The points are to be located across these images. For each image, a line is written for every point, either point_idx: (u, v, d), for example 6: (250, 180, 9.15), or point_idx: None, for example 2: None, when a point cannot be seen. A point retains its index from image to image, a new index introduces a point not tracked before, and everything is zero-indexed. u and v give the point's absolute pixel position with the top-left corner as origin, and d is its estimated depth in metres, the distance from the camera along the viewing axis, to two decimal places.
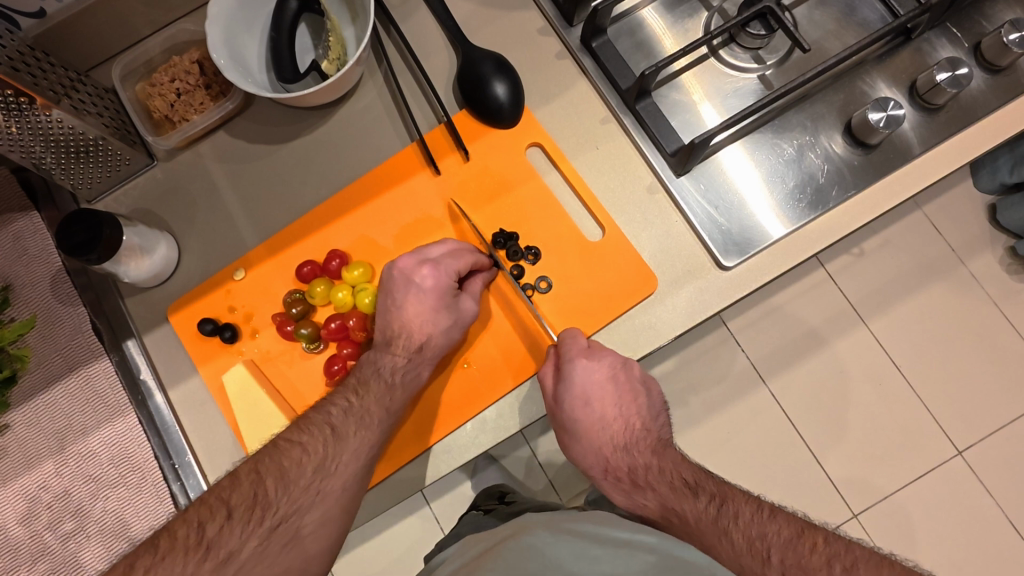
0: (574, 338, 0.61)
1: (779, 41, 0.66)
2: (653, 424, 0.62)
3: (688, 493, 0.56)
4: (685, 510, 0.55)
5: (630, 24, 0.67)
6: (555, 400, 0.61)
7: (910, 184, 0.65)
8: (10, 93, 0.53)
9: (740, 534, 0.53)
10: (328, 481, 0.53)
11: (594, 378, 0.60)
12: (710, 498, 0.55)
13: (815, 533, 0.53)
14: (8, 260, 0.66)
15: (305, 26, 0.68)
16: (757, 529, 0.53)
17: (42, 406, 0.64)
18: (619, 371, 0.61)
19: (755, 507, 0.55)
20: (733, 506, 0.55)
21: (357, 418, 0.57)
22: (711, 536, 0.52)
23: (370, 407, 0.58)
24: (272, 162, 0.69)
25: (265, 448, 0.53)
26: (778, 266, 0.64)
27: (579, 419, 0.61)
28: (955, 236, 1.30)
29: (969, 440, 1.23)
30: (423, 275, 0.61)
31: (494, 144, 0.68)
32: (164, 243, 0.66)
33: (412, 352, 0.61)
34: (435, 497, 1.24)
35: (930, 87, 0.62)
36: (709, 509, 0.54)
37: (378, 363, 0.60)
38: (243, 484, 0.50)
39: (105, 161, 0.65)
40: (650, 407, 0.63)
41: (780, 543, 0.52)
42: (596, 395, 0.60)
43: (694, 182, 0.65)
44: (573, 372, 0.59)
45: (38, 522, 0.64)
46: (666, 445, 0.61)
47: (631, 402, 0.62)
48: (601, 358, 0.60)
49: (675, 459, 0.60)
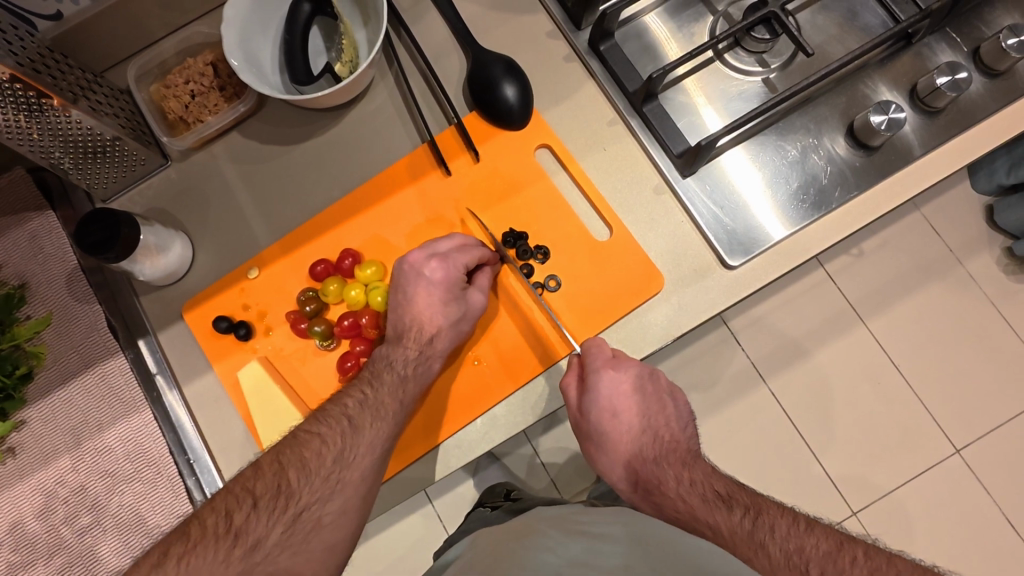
0: (598, 348, 0.62)
1: (783, 45, 0.67)
2: (681, 435, 0.63)
3: (721, 505, 0.57)
4: (720, 523, 0.55)
5: (637, 27, 0.69)
6: (580, 411, 0.63)
7: (910, 185, 0.66)
8: (32, 93, 0.54)
9: (778, 549, 0.53)
10: (347, 472, 0.54)
11: (621, 389, 0.61)
12: (745, 510, 0.56)
13: (853, 548, 0.54)
14: (25, 258, 0.68)
15: (318, 29, 0.69)
16: (794, 542, 0.54)
17: (58, 402, 0.65)
18: (646, 381, 0.63)
19: (791, 520, 0.56)
20: (768, 519, 0.56)
21: (372, 410, 0.58)
22: (747, 550, 0.53)
23: (385, 399, 0.59)
24: (285, 163, 0.70)
25: (285, 440, 0.55)
26: (778, 269, 0.65)
27: (606, 431, 0.62)
28: (953, 236, 1.32)
29: (966, 438, 1.25)
30: (432, 268, 0.62)
31: (503, 145, 0.69)
32: (179, 242, 0.67)
33: (423, 345, 0.62)
34: (438, 496, 1.25)
35: (930, 91, 0.64)
36: (745, 522, 0.55)
37: (391, 357, 0.62)
38: (267, 475, 0.52)
39: (121, 161, 0.66)
40: (678, 416, 0.65)
41: (818, 556, 0.53)
42: (623, 406, 0.62)
43: (699, 183, 0.66)
44: (599, 383, 0.60)
45: (55, 517, 0.65)
46: (697, 456, 0.62)
47: (657, 411, 0.63)
48: (627, 369, 0.62)
49: (705, 470, 0.60)
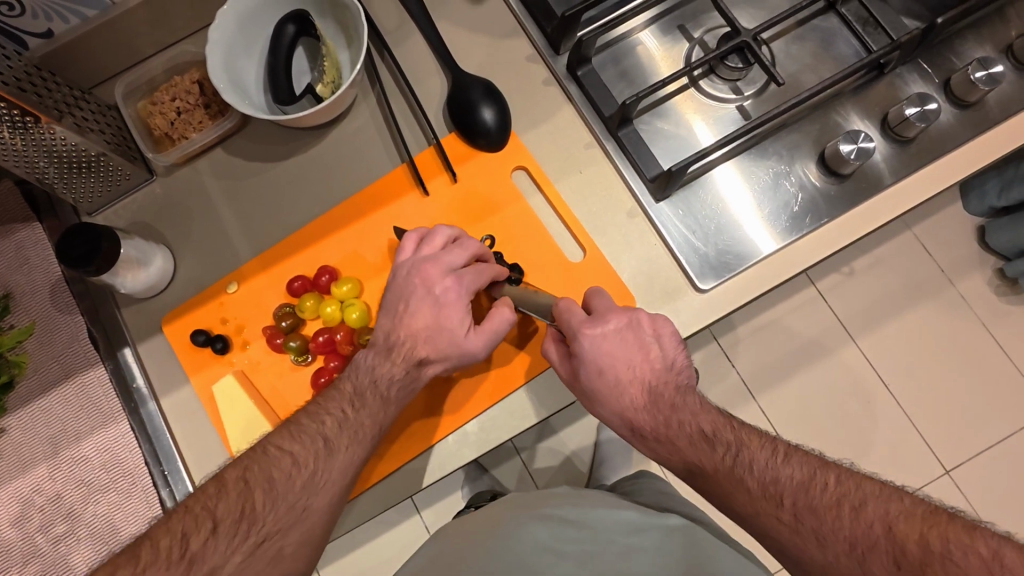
0: (575, 308, 0.59)
1: (757, 74, 0.69)
2: (669, 375, 0.60)
3: (705, 445, 0.56)
4: (703, 462, 0.55)
5: (615, 53, 0.70)
6: (570, 373, 0.61)
7: (881, 214, 0.67)
8: (17, 111, 0.55)
9: (755, 480, 0.53)
10: (314, 499, 0.55)
11: (602, 345, 0.59)
12: (728, 447, 0.55)
13: (827, 474, 0.52)
14: (10, 268, 0.69)
15: (302, 50, 0.71)
16: (771, 473, 0.53)
17: (38, 410, 0.66)
18: (626, 330, 0.60)
19: (770, 451, 0.54)
20: (749, 453, 0.54)
21: (351, 431, 0.58)
22: (728, 484, 0.53)
23: (364, 422, 0.59)
24: (267, 178, 0.72)
25: (255, 455, 0.55)
26: (748, 292, 0.67)
27: (596, 387, 0.60)
28: (945, 256, 1.33)
29: (955, 459, 1.25)
30: (445, 287, 0.62)
31: (480, 166, 0.71)
32: (161, 255, 0.68)
33: (411, 365, 0.61)
34: (426, 505, 1.26)
35: (900, 121, 0.65)
36: (726, 459, 0.54)
37: (375, 372, 0.61)
38: (230, 496, 0.52)
39: (106, 175, 0.68)
40: (664, 357, 0.60)
41: (793, 486, 0.52)
42: (607, 361, 0.59)
43: (673, 207, 0.67)
44: (580, 347, 0.58)
45: (30, 525, 0.66)
46: (687, 392, 0.60)
47: (641, 359, 0.60)
48: (605, 324, 0.59)
49: (694, 407, 0.59)
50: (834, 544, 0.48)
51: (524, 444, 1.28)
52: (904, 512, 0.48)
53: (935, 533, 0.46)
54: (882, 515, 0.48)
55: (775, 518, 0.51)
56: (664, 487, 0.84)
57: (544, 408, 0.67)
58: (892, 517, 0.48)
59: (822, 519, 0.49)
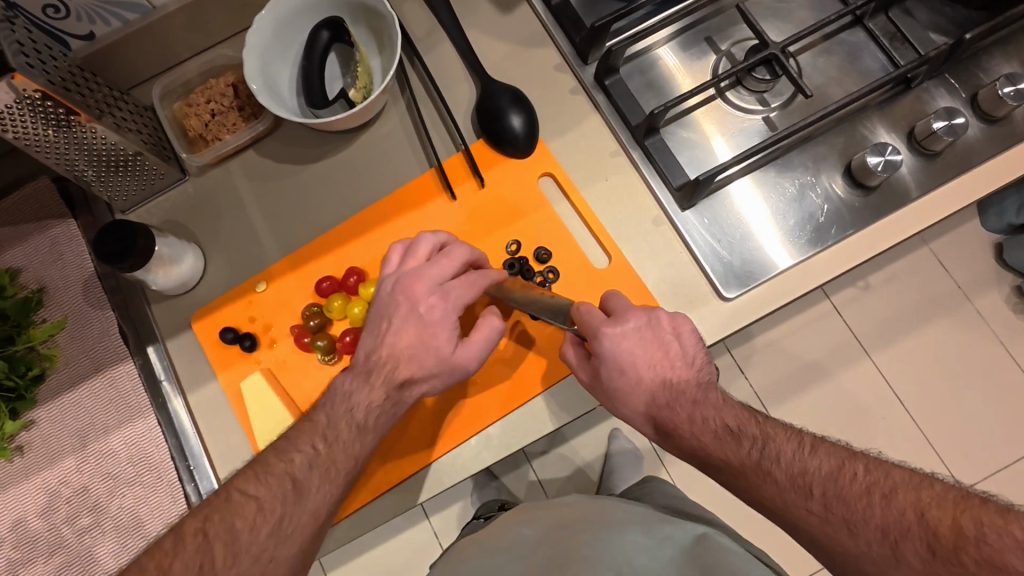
0: (594, 311, 0.60)
1: (784, 86, 0.69)
2: (688, 370, 0.60)
3: (732, 441, 0.55)
4: (729, 456, 0.54)
5: (643, 63, 0.71)
6: (590, 374, 0.62)
7: (906, 226, 0.68)
8: (61, 109, 0.57)
9: (782, 472, 0.51)
10: (281, 546, 0.53)
11: (625, 343, 0.59)
12: (754, 441, 0.54)
13: (855, 464, 0.51)
14: (45, 264, 0.71)
15: (335, 56, 0.72)
16: (798, 465, 0.51)
17: (68, 403, 0.68)
18: (647, 329, 0.60)
19: (796, 443, 0.53)
20: (775, 446, 0.53)
21: (322, 471, 0.55)
22: (755, 478, 0.52)
23: (335, 459, 0.56)
24: (297, 180, 0.73)
25: (217, 504, 0.53)
26: (774, 301, 0.67)
27: (618, 385, 0.60)
28: (962, 273, 1.32)
29: (973, 478, 1.24)
30: (430, 304, 0.61)
31: (507, 172, 0.72)
32: (192, 253, 0.69)
33: (391, 389, 0.59)
34: (435, 511, 1.26)
35: (927, 134, 0.65)
36: (753, 453, 0.53)
37: (351, 399, 0.58)
38: (187, 551, 0.50)
39: (141, 174, 0.69)
40: (683, 352, 0.60)
41: (822, 477, 0.50)
42: (628, 360, 0.59)
43: (698, 216, 0.68)
44: (602, 347, 0.58)
45: (57, 516, 0.67)
46: (708, 389, 0.59)
47: (661, 356, 0.60)
48: (625, 322, 0.60)
49: (717, 403, 0.58)
50: (866, 532, 0.47)
51: (536, 452, 1.27)
52: (936, 499, 0.47)
53: (968, 517, 0.45)
54: (914, 502, 0.47)
55: (805, 510, 0.50)
56: (674, 491, 0.85)
57: (567, 413, 0.67)
58: (924, 502, 0.47)
59: (853, 508, 0.48)
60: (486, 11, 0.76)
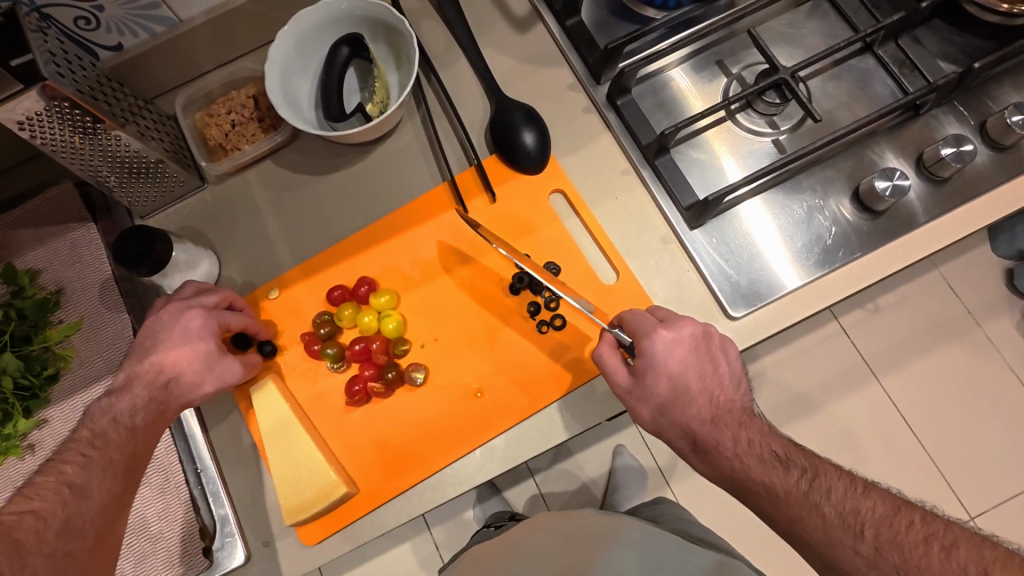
0: (645, 315, 0.63)
1: (793, 110, 0.70)
2: (734, 394, 0.60)
3: (779, 466, 0.55)
4: (775, 483, 0.54)
5: (654, 85, 0.72)
6: (632, 378, 0.61)
7: (915, 250, 0.68)
8: (87, 117, 0.59)
9: (833, 509, 0.51)
10: None
11: (676, 351, 0.60)
12: (803, 471, 0.54)
13: (911, 512, 0.50)
14: (64, 265, 0.72)
15: (354, 71, 0.74)
16: (850, 503, 0.51)
17: (80, 403, 0.69)
18: (700, 342, 0.61)
19: (849, 482, 0.53)
20: (826, 481, 0.53)
21: (97, 470, 0.55)
22: (801, 509, 0.52)
23: (113, 457, 0.56)
24: (313, 190, 0.75)
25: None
26: (781, 321, 0.67)
27: (661, 392, 0.60)
28: (972, 298, 1.31)
29: (982, 506, 1.22)
30: (190, 318, 0.62)
31: (519, 187, 0.73)
32: (207, 259, 0.70)
33: (156, 392, 0.60)
34: (437, 522, 1.26)
35: (935, 160, 0.66)
36: (800, 483, 0.53)
37: (114, 408, 0.58)
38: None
39: (162, 182, 0.71)
40: (731, 375, 0.61)
41: (874, 519, 0.50)
42: (679, 369, 0.60)
43: (706, 236, 0.68)
44: (653, 346, 0.60)
45: None
46: (752, 415, 0.59)
47: (711, 372, 0.60)
48: (680, 329, 0.61)
49: (762, 429, 0.58)
50: None
51: (540, 466, 1.27)
52: (1000, 559, 0.46)
53: None
54: (976, 558, 0.47)
55: (853, 550, 0.50)
56: (685, 514, 0.85)
57: (572, 427, 0.67)
58: (987, 560, 0.46)
59: (907, 555, 0.48)
60: (503, 30, 0.78)
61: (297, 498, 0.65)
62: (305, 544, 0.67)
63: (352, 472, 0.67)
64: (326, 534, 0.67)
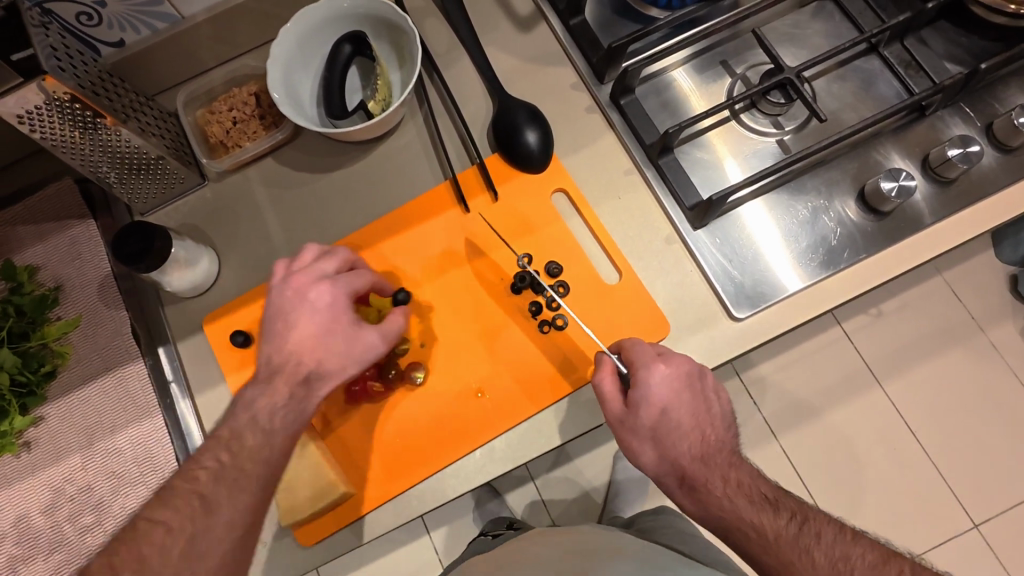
0: (644, 345, 0.62)
1: (798, 110, 0.70)
2: (724, 436, 0.62)
3: (768, 507, 0.57)
4: (765, 525, 0.56)
5: (658, 84, 0.72)
6: (624, 408, 0.61)
7: (920, 252, 0.67)
8: (88, 112, 0.59)
9: (823, 554, 0.53)
10: (197, 566, 0.51)
11: (670, 385, 0.60)
12: (792, 516, 0.56)
13: (901, 562, 0.53)
14: (62, 262, 0.72)
15: (356, 69, 0.74)
16: (840, 549, 0.54)
17: (77, 401, 0.68)
18: (694, 379, 0.61)
19: (838, 528, 0.56)
20: (814, 525, 0.56)
21: (228, 479, 0.54)
22: (792, 554, 0.54)
23: (244, 466, 0.55)
24: (313, 188, 0.74)
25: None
26: (785, 323, 0.66)
27: (652, 426, 0.60)
28: (976, 303, 1.30)
29: (985, 513, 1.21)
30: (319, 292, 0.62)
31: (521, 186, 0.72)
32: (207, 256, 0.70)
33: (295, 385, 0.60)
34: (437, 525, 1.25)
35: (942, 161, 0.65)
36: (790, 527, 0.55)
37: (256, 404, 0.58)
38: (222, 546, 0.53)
39: (162, 178, 0.71)
40: (722, 416, 0.63)
41: (864, 565, 0.53)
42: (674, 404, 0.60)
43: (710, 236, 0.68)
44: (649, 378, 0.59)
45: (60, 513, 0.66)
46: (741, 458, 0.62)
47: (705, 411, 0.62)
48: (675, 363, 0.61)
49: (751, 471, 0.60)
50: None
51: (540, 470, 1.26)
52: None
53: None
54: None
55: None
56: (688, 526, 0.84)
57: (573, 428, 0.67)
58: None
59: None
60: (506, 29, 0.77)
61: (295, 499, 0.64)
62: (302, 545, 0.66)
63: (350, 472, 0.66)
64: (323, 535, 0.66)
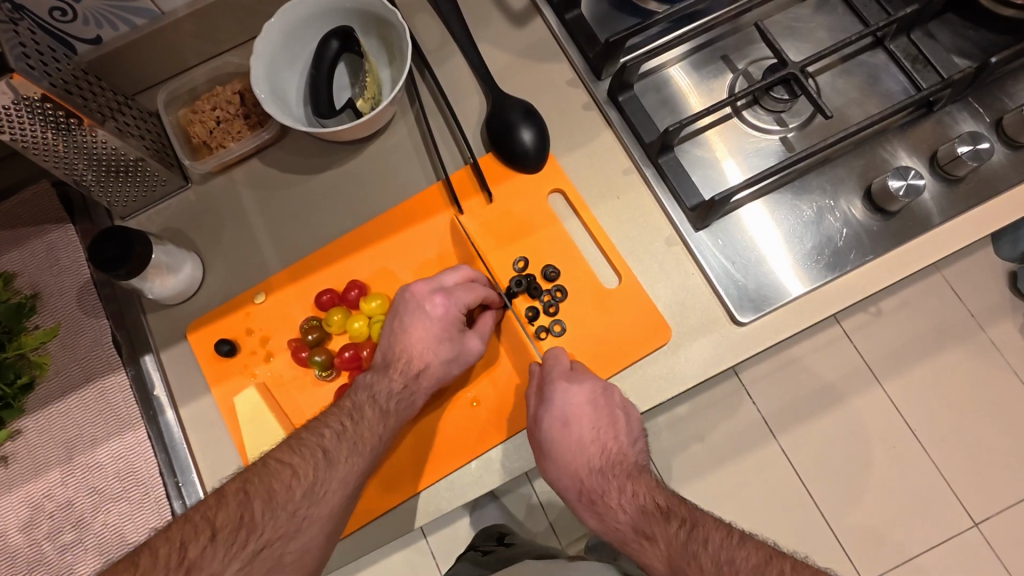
0: (562, 359, 0.62)
1: (802, 106, 0.68)
2: (630, 449, 0.65)
3: (658, 516, 0.60)
4: (654, 534, 0.59)
5: (657, 80, 0.69)
6: (535, 422, 0.62)
7: (926, 254, 0.65)
8: (61, 113, 0.55)
9: (709, 559, 0.55)
10: (315, 508, 0.55)
11: (575, 403, 0.61)
12: (681, 522, 0.59)
13: (782, 563, 0.54)
14: (40, 269, 0.69)
15: (344, 66, 0.71)
16: (726, 554, 0.56)
17: (56, 413, 0.65)
18: (600, 397, 0.62)
19: (724, 533, 0.58)
20: (703, 531, 0.58)
21: (349, 444, 0.58)
22: (678, 561, 0.56)
23: (363, 433, 0.59)
24: (301, 190, 0.72)
25: (255, 468, 0.55)
26: (791, 327, 0.64)
27: (556, 440, 0.63)
28: (975, 301, 1.29)
29: (986, 512, 1.20)
30: (434, 303, 0.62)
31: (517, 187, 0.70)
32: (191, 262, 0.67)
33: (409, 378, 0.62)
34: (434, 531, 1.22)
35: (951, 159, 0.63)
36: (679, 534, 0.58)
37: (373, 388, 0.61)
38: (230, 504, 0.52)
39: (142, 180, 0.68)
40: (627, 428, 0.65)
41: (748, 567, 0.55)
42: (577, 418, 0.62)
43: (712, 237, 0.66)
44: (553, 394, 0.61)
45: (38, 531, 0.64)
46: (641, 468, 0.65)
47: (607, 426, 0.63)
48: (581, 382, 0.62)
49: (649, 483, 0.64)
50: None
51: (538, 473, 1.24)
52: None
53: None
54: None
55: None
56: None
57: None
58: None
59: None
60: (499, 24, 0.75)
61: None
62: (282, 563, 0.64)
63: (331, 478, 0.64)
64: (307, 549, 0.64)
